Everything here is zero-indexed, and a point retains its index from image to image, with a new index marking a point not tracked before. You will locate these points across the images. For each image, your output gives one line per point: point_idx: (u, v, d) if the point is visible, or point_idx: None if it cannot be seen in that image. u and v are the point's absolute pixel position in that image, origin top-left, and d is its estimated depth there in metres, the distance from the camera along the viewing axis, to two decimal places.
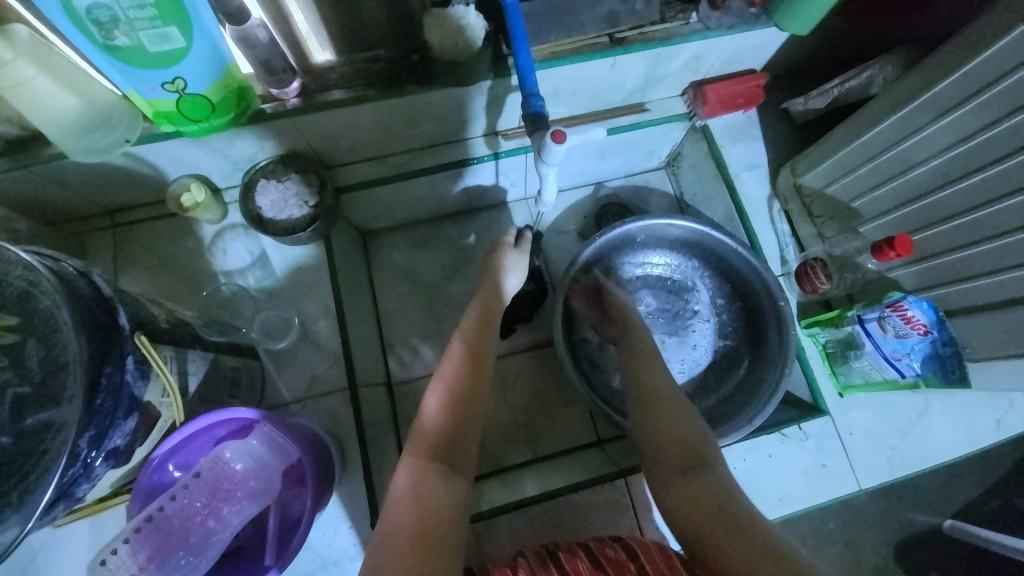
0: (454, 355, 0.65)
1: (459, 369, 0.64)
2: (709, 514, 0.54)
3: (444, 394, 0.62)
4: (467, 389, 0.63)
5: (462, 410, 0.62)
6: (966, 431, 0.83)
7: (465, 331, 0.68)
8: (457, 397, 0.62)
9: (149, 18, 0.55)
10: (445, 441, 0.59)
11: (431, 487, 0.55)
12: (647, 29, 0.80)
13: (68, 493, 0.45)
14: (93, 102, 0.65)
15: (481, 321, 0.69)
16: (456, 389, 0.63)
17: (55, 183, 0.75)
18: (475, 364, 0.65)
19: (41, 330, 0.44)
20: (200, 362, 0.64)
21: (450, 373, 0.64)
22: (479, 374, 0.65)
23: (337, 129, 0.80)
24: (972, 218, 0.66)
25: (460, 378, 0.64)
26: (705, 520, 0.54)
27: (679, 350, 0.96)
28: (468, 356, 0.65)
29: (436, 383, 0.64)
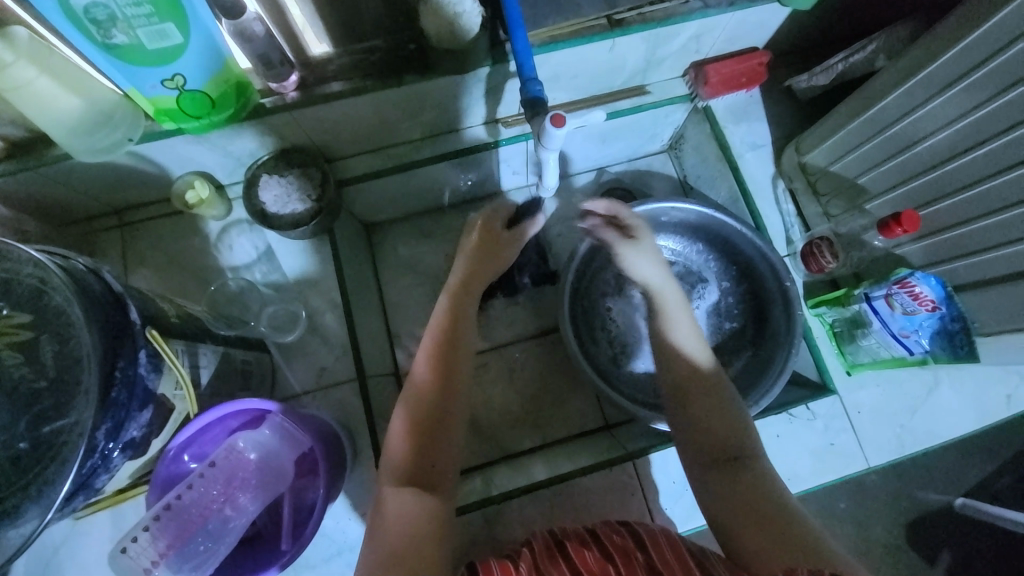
0: (420, 367, 0.63)
1: (426, 379, 0.62)
2: (746, 505, 0.55)
3: (408, 406, 0.61)
4: (435, 399, 0.61)
5: (433, 419, 0.60)
6: (977, 408, 0.83)
7: (433, 331, 0.66)
8: (424, 409, 0.60)
9: (145, 16, 0.56)
10: (418, 453, 0.58)
11: (409, 497, 0.54)
12: (645, 10, 0.78)
13: (88, 484, 0.47)
14: (95, 102, 0.66)
15: (453, 317, 0.66)
16: (423, 401, 0.61)
17: (61, 184, 0.76)
18: (445, 370, 0.63)
19: (54, 327, 0.45)
20: (211, 356, 0.65)
21: (417, 385, 0.62)
22: (451, 377, 0.63)
23: (336, 122, 0.80)
24: (979, 191, 0.65)
25: (429, 388, 0.61)
26: (742, 513, 0.55)
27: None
28: (435, 364, 0.63)
29: (405, 396, 0.62)
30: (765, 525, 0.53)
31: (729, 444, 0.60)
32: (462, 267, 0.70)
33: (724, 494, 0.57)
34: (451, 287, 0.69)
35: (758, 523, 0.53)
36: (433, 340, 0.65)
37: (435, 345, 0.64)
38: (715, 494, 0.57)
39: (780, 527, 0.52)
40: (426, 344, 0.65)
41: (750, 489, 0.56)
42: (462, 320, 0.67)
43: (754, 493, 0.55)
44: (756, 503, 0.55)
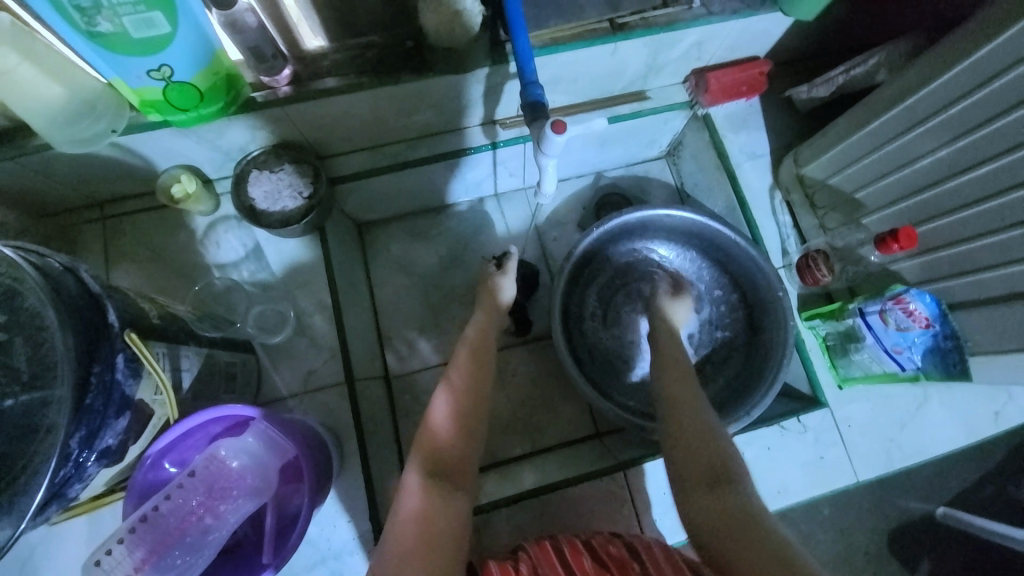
0: (441, 414, 0.63)
1: (447, 426, 0.62)
2: (724, 515, 0.52)
3: (427, 447, 0.60)
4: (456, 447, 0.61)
5: (454, 465, 0.59)
6: (965, 424, 0.84)
7: (459, 383, 0.66)
8: (443, 456, 0.60)
9: (132, 3, 0.53)
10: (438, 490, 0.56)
11: (432, 524, 0.52)
12: (648, 15, 0.77)
13: (61, 493, 0.45)
14: (79, 91, 0.63)
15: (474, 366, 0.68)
16: (447, 448, 0.60)
17: (41, 174, 0.73)
18: (466, 422, 0.63)
19: (27, 328, 0.43)
20: (194, 358, 0.62)
21: (435, 431, 0.62)
22: (470, 429, 0.63)
23: (331, 119, 0.78)
24: (976, 211, 0.65)
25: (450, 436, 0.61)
26: (719, 526, 0.52)
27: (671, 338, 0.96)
28: (456, 413, 0.63)
29: (422, 445, 0.60)
30: (741, 531, 0.50)
31: (705, 458, 0.58)
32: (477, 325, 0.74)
33: (705, 514, 0.54)
34: (469, 343, 0.72)
35: (731, 531, 0.51)
36: (458, 388, 0.65)
37: (457, 390, 0.66)
38: (696, 514, 0.55)
39: (754, 529, 0.50)
40: (445, 393, 0.65)
41: (724, 498, 0.54)
42: (483, 372, 0.69)
43: (731, 505, 0.53)
44: (734, 514, 0.52)
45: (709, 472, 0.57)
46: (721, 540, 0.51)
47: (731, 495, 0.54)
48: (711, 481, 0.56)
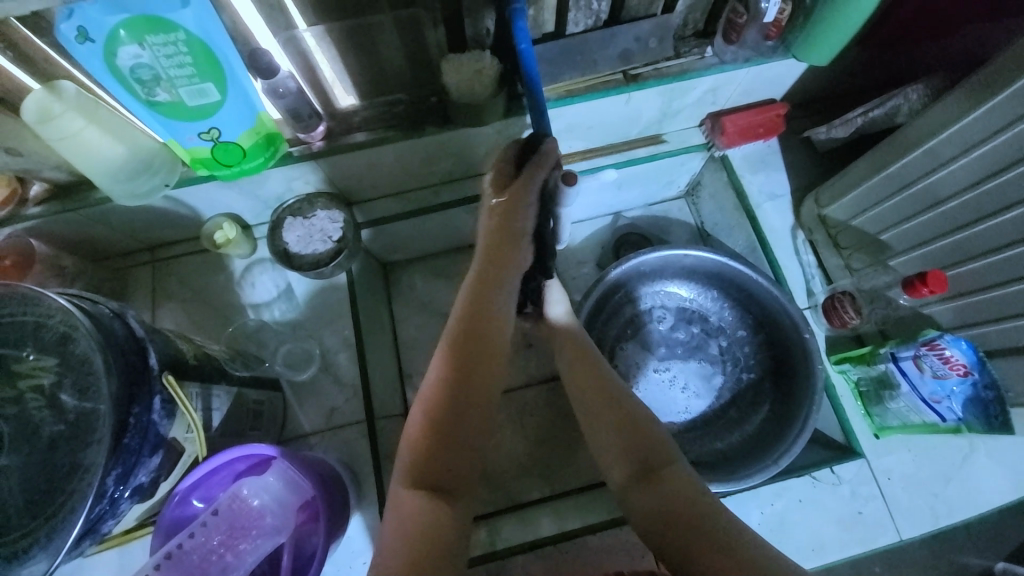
0: (427, 411, 0.58)
1: (435, 430, 0.57)
2: (674, 516, 0.55)
3: (407, 453, 0.57)
4: (440, 452, 0.56)
5: (440, 477, 0.55)
6: (1019, 480, 0.77)
7: (438, 384, 0.59)
8: (428, 468, 0.56)
9: (187, 76, 0.61)
10: (420, 504, 0.53)
11: (416, 535, 0.51)
12: (661, 65, 0.81)
13: (95, 528, 0.47)
14: (138, 150, 0.70)
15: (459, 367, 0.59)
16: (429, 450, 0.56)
17: (101, 223, 0.81)
18: (452, 422, 0.57)
19: (75, 372, 0.47)
20: (225, 397, 0.66)
21: (417, 437, 0.57)
22: (451, 436, 0.57)
23: (360, 170, 0.84)
24: (1006, 256, 0.63)
25: (430, 442, 0.56)
26: (677, 529, 0.54)
27: (695, 400, 0.93)
28: (438, 418, 0.57)
29: (402, 459, 0.58)
30: (695, 526, 0.54)
31: (647, 454, 0.61)
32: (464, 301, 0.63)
33: (654, 507, 0.57)
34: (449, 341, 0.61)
35: (691, 530, 0.53)
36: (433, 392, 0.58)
37: (437, 395, 0.58)
38: (646, 510, 0.57)
39: (715, 530, 0.53)
40: (426, 394, 0.59)
41: (678, 494, 0.57)
42: (476, 362, 0.60)
43: (684, 500, 0.56)
44: (688, 512, 0.55)
45: (655, 466, 0.60)
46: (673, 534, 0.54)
47: (683, 493, 0.57)
48: (652, 475, 0.59)
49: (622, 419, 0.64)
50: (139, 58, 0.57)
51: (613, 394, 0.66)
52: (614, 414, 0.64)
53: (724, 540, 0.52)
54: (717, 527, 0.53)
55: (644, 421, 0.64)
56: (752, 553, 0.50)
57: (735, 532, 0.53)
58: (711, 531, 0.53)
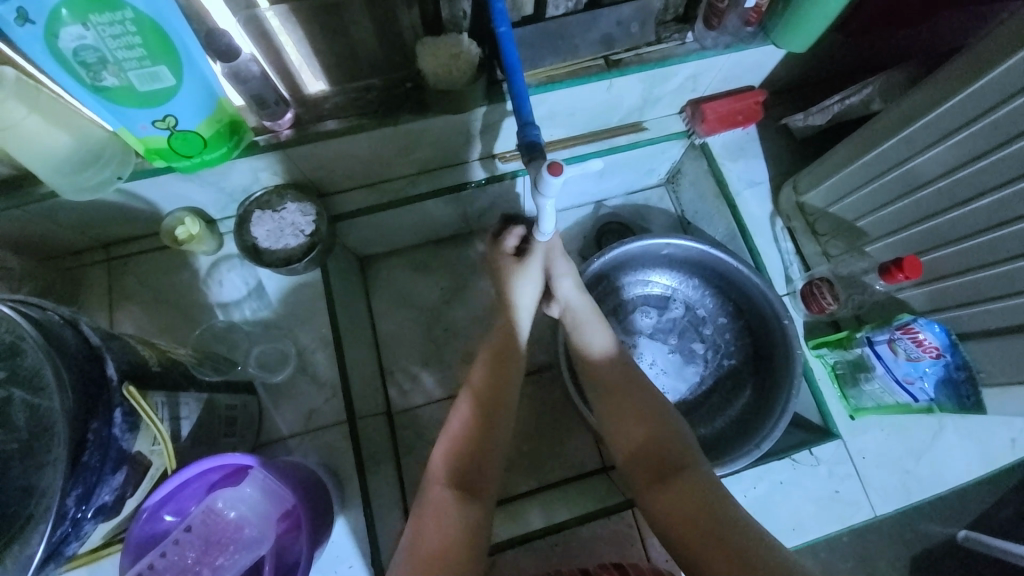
0: (458, 429, 0.65)
1: (465, 440, 0.64)
2: (681, 510, 0.56)
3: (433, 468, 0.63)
4: (470, 460, 0.63)
5: (467, 480, 0.61)
6: (982, 455, 0.81)
7: (467, 404, 0.67)
8: (459, 471, 0.62)
9: (138, 59, 0.55)
10: (444, 513, 0.58)
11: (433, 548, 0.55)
12: (643, 51, 0.79)
13: (58, 552, 0.44)
14: (84, 140, 0.64)
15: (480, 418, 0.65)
16: (456, 463, 0.63)
17: (48, 220, 0.74)
18: (479, 437, 0.64)
19: (24, 386, 0.43)
20: (194, 405, 0.62)
21: (441, 458, 0.63)
22: (474, 475, 0.62)
23: (333, 160, 0.79)
24: (980, 242, 0.65)
25: (462, 454, 0.63)
26: (686, 524, 0.54)
27: (667, 377, 0.95)
28: (467, 433, 0.64)
29: (427, 481, 0.62)
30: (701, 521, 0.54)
31: (661, 453, 0.61)
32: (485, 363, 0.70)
33: (666, 503, 0.57)
34: (474, 389, 0.68)
35: (697, 526, 0.53)
36: (458, 433, 0.64)
37: (462, 441, 0.64)
38: (656, 507, 0.58)
39: (721, 524, 0.53)
40: (446, 440, 0.64)
41: (690, 491, 0.57)
42: (501, 384, 0.68)
43: (692, 494, 0.56)
44: (696, 507, 0.55)
45: (665, 462, 0.61)
46: (686, 529, 0.54)
47: (693, 488, 0.57)
48: (661, 470, 0.60)
49: (635, 417, 0.65)
50: (82, 38, 0.52)
51: (626, 390, 0.67)
52: (628, 412, 0.66)
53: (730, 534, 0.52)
54: (724, 520, 0.53)
55: (657, 416, 0.65)
56: (758, 546, 0.50)
57: (739, 522, 0.53)
58: (717, 522, 0.53)
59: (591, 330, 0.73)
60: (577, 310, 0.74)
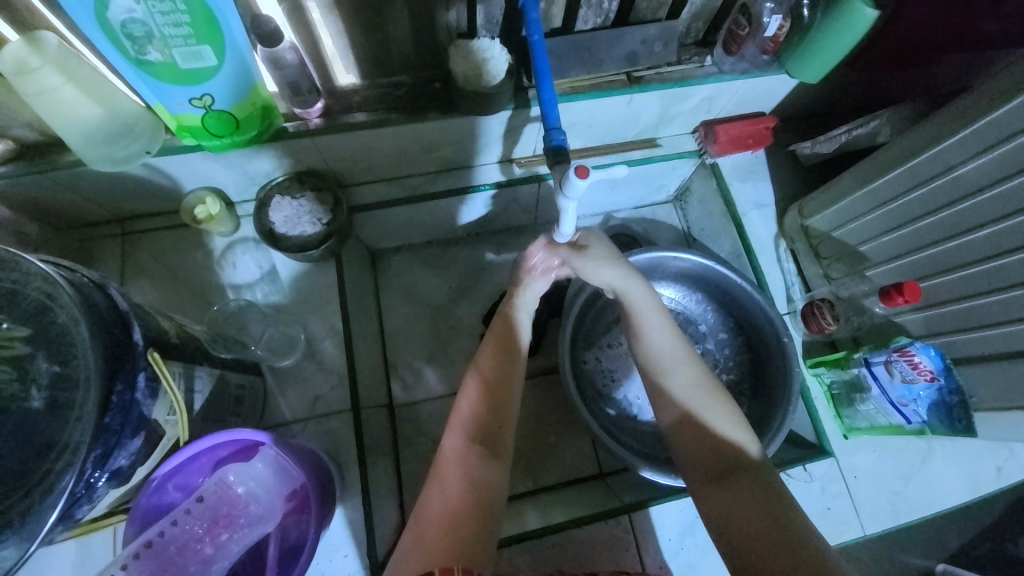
0: (455, 441, 0.61)
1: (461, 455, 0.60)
2: (744, 513, 0.55)
3: (450, 431, 0.62)
4: (489, 420, 0.62)
5: (488, 438, 0.61)
6: (969, 482, 0.83)
7: (485, 363, 0.67)
8: (477, 428, 0.62)
9: (183, 36, 0.57)
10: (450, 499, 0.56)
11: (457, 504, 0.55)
12: (664, 70, 0.82)
13: (70, 514, 0.43)
14: (118, 113, 0.65)
15: (489, 399, 0.64)
16: (477, 425, 0.62)
17: (70, 189, 0.75)
18: (496, 399, 0.64)
19: (52, 344, 0.43)
20: (207, 379, 0.62)
21: (464, 417, 0.63)
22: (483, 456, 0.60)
23: (357, 150, 0.80)
24: (978, 270, 0.68)
25: (479, 412, 0.63)
26: (750, 533, 0.53)
27: None
28: (485, 391, 0.64)
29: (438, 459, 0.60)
30: (764, 525, 0.53)
31: (720, 460, 0.60)
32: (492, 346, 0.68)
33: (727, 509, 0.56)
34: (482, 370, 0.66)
35: (764, 534, 0.52)
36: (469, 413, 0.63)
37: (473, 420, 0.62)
38: (715, 506, 0.57)
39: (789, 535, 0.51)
40: (455, 421, 0.63)
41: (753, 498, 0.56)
42: (513, 349, 0.68)
43: (757, 499, 0.55)
44: (760, 511, 0.54)
45: (729, 465, 0.59)
46: (751, 538, 0.53)
47: (756, 493, 0.56)
48: (724, 477, 0.59)
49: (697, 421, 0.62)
50: (132, 12, 0.53)
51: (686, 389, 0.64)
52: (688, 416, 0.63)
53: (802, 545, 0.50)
54: (791, 534, 0.51)
55: (721, 414, 0.62)
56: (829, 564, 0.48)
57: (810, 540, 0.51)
58: (785, 531, 0.52)
59: (651, 316, 0.68)
60: (636, 299, 0.69)
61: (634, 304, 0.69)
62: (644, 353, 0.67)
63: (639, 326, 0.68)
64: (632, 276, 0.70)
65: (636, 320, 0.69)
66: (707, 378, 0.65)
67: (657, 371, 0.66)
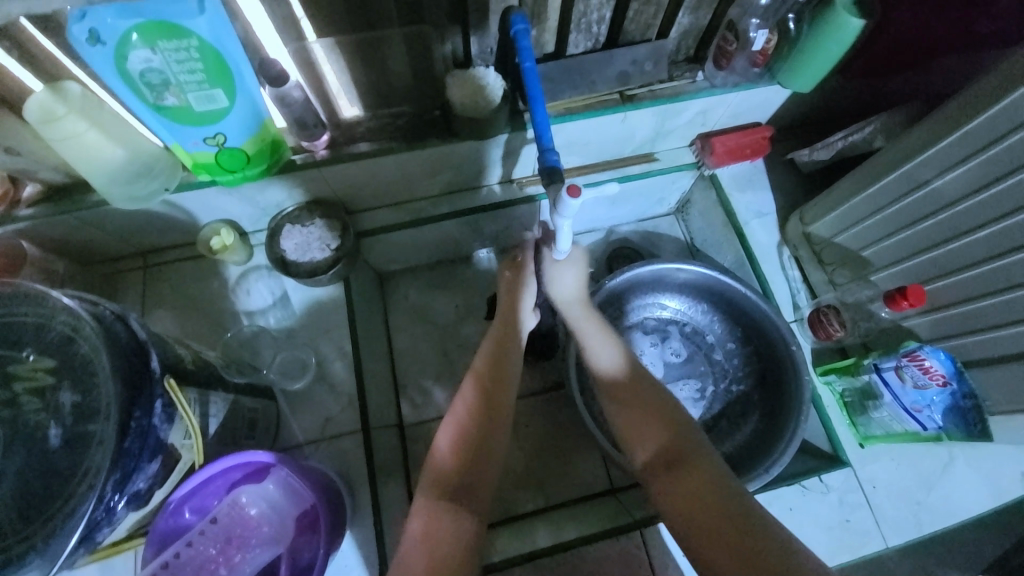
0: (443, 448, 0.63)
1: (451, 459, 0.63)
2: (690, 501, 0.58)
3: (429, 471, 0.62)
4: (459, 473, 0.62)
5: (457, 490, 0.61)
6: (995, 488, 0.80)
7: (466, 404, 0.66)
8: (448, 477, 0.61)
9: (197, 82, 0.61)
10: (443, 517, 0.58)
11: (438, 548, 0.55)
12: (656, 87, 0.84)
13: (91, 536, 0.45)
14: (139, 153, 0.69)
15: (484, 393, 0.67)
16: (469, 423, 0.65)
17: (94, 226, 0.79)
18: (471, 444, 0.64)
19: (77, 374, 0.46)
20: (221, 404, 0.65)
21: (438, 459, 0.63)
22: (474, 451, 0.63)
23: (362, 178, 0.84)
24: (983, 271, 0.67)
25: (453, 459, 0.63)
26: (707, 522, 0.56)
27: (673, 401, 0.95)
28: (459, 438, 0.64)
29: (428, 472, 0.62)
30: (709, 509, 0.57)
31: (678, 449, 0.63)
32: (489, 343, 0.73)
33: (682, 499, 0.59)
34: (478, 367, 0.70)
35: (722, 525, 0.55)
36: (463, 410, 0.66)
37: (467, 417, 0.65)
38: (667, 499, 0.60)
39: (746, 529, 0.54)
40: (450, 419, 0.66)
41: (707, 487, 0.59)
42: (498, 390, 0.68)
43: (709, 492, 0.58)
44: (706, 498, 0.58)
45: (681, 456, 0.62)
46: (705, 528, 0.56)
47: (703, 482, 0.59)
48: (673, 468, 0.62)
49: (655, 417, 0.66)
50: (151, 62, 0.58)
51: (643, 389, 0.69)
52: (643, 408, 0.67)
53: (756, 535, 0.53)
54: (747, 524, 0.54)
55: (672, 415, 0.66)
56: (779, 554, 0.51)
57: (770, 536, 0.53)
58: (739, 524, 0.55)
59: (591, 334, 0.75)
60: (580, 321, 0.75)
61: (579, 325, 0.76)
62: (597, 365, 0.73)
63: (586, 341, 0.75)
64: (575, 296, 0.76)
65: (580, 337, 0.75)
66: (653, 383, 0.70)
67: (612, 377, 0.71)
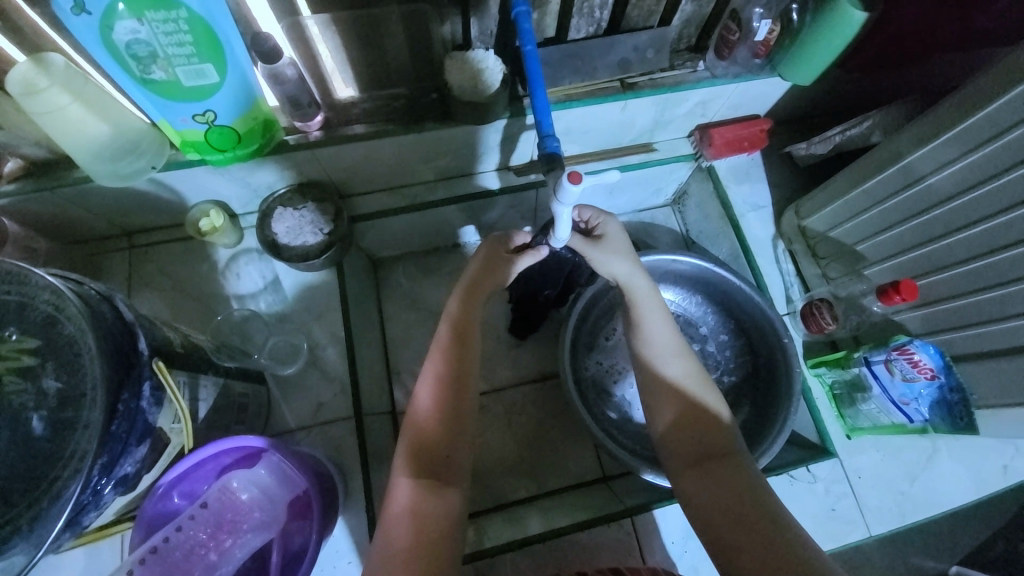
0: (425, 415, 0.62)
1: (435, 431, 0.62)
2: (724, 501, 0.56)
3: (409, 446, 0.61)
4: (444, 446, 0.61)
5: (437, 466, 0.60)
6: (976, 480, 0.83)
7: (441, 376, 0.65)
8: (430, 452, 0.61)
9: (186, 56, 0.58)
10: (429, 493, 0.58)
11: (422, 523, 0.55)
12: (656, 75, 0.83)
13: (77, 520, 0.44)
14: (124, 130, 0.67)
15: (454, 363, 0.65)
16: (446, 395, 0.64)
17: (78, 205, 0.77)
18: (451, 416, 0.63)
19: (60, 354, 0.45)
20: (211, 388, 0.64)
21: (425, 431, 0.62)
22: (456, 420, 0.63)
23: (356, 161, 0.82)
24: (975, 267, 0.68)
25: (438, 431, 0.62)
26: (729, 517, 0.55)
27: None
28: (440, 410, 0.63)
29: (414, 439, 0.61)
30: (743, 513, 0.54)
31: (707, 443, 0.61)
32: (455, 310, 0.69)
33: (706, 493, 0.57)
34: (450, 332, 0.68)
35: (744, 524, 0.53)
36: (440, 376, 0.64)
37: (444, 386, 0.64)
38: (694, 495, 0.58)
39: (768, 526, 0.53)
40: (428, 380, 0.65)
41: (730, 483, 0.57)
42: (467, 360, 0.66)
43: (735, 487, 0.56)
44: (737, 496, 0.56)
45: (711, 451, 0.60)
46: (726, 525, 0.54)
47: (731, 481, 0.57)
48: (705, 461, 0.59)
49: (688, 406, 0.63)
50: (136, 33, 0.55)
51: (679, 373, 0.65)
52: (677, 395, 0.63)
53: (776, 537, 0.52)
54: (768, 524, 0.53)
55: (707, 407, 0.63)
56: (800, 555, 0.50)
57: (787, 536, 0.52)
58: (763, 521, 0.53)
59: (648, 310, 0.68)
60: (636, 292, 0.69)
61: (636, 298, 0.69)
62: (641, 342, 0.68)
63: (640, 315, 0.69)
64: (637, 270, 0.70)
65: (637, 312, 0.69)
66: (699, 372, 0.65)
67: (652, 358, 0.66)
